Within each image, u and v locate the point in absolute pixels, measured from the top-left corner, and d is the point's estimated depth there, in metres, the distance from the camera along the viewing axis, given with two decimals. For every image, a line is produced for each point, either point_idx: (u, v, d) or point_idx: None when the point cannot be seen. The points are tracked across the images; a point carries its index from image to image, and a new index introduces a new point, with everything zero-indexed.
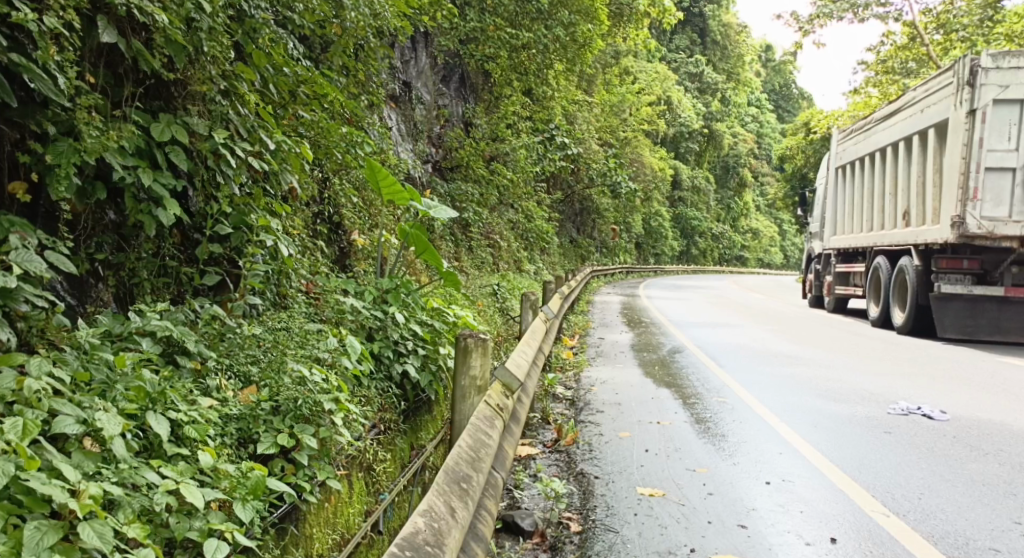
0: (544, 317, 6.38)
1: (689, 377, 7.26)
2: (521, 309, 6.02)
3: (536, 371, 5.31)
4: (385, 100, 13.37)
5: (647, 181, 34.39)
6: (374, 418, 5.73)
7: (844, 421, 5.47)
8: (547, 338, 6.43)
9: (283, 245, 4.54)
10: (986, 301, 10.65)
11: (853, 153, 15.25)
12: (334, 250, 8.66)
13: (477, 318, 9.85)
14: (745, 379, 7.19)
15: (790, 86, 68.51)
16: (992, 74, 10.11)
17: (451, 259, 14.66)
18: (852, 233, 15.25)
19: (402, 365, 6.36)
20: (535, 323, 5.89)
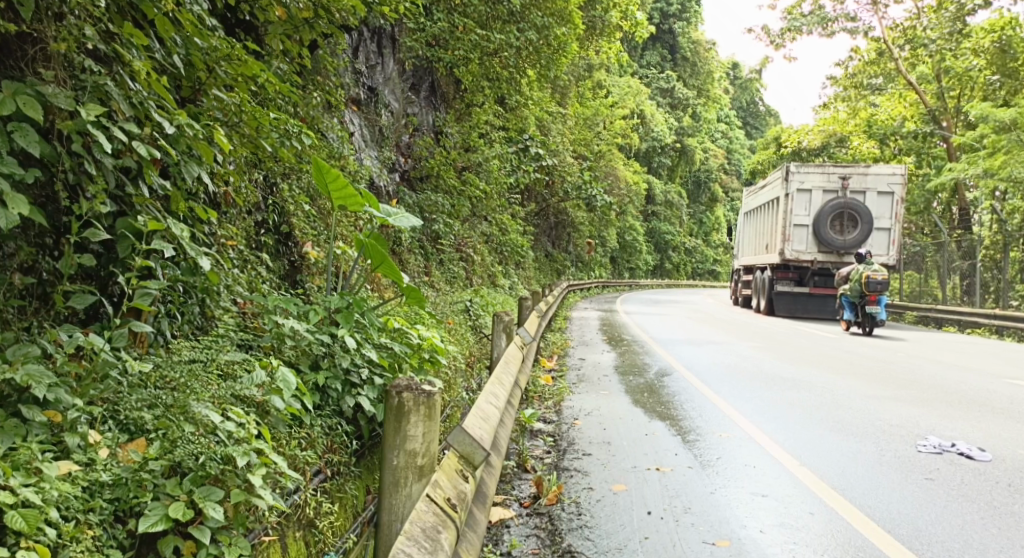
0: (519, 342, 5.45)
1: (684, 406, 6.39)
2: (492, 331, 5.11)
3: (513, 408, 4.43)
4: (346, 103, 12.53)
5: (623, 195, 33.81)
6: (319, 463, 4.83)
7: (874, 464, 4.64)
8: (523, 366, 5.50)
9: (179, 254, 3.61)
10: (802, 294, 18.29)
11: (751, 204, 22.62)
12: (283, 263, 7.69)
13: (446, 339, 9.00)
14: (747, 406, 6.38)
15: (759, 101, 68.88)
16: (796, 176, 17.86)
17: (420, 273, 13.76)
18: (751, 256, 22.32)
19: (355, 398, 5.45)
20: (510, 348, 5.02)
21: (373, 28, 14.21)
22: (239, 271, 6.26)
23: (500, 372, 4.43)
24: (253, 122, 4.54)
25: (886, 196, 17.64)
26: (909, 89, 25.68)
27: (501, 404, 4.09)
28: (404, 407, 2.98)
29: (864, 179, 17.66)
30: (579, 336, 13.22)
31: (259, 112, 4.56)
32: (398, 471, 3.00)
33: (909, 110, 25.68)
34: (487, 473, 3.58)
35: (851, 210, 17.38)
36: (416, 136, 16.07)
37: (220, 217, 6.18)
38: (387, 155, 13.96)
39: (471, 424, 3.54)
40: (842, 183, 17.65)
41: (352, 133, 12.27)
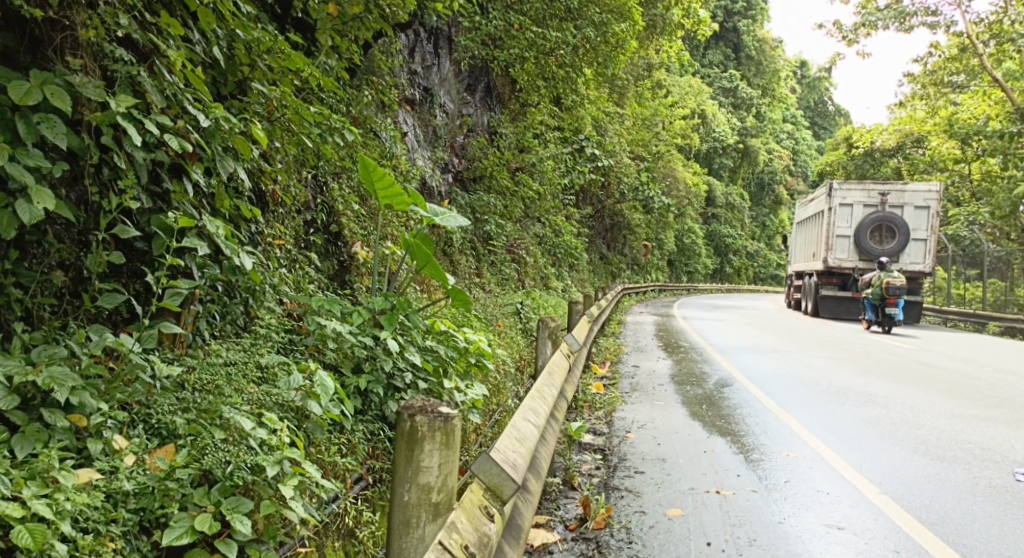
0: (568, 351, 5.19)
1: (744, 421, 6.06)
2: (537, 338, 4.87)
3: (557, 423, 4.19)
4: (401, 103, 12.49)
5: (682, 197, 33.14)
6: (359, 470, 4.70)
7: (961, 501, 4.23)
8: (572, 375, 5.23)
9: (210, 251, 3.50)
10: (846, 298, 19.03)
11: (799, 213, 23.08)
12: (332, 264, 7.60)
13: (494, 342, 8.82)
14: (813, 423, 6.00)
15: (826, 101, 66.84)
16: (837, 191, 18.46)
17: (472, 275, 13.61)
18: (799, 261, 22.89)
19: (397, 403, 5.31)
20: (555, 357, 4.77)
21: (430, 27, 14.14)
22: (284, 270, 6.19)
23: (544, 384, 4.19)
24: (295, 116, 4.46)
25: (925, 209, 18.05)
26: (992, 87, 24.38)
27: (543, 421, 3.84)
28: (418, 433, 2.73)
29: (903, 194, 18.12)
30: (633, 341, 12.87)
31: (300, 106, 4.46)
32: (410, 509, 2.76)
33: (993, 108, 24.49)
34: (522, 498, 3.34)
35: (889, 223, 17.87)
36: (470, 137, 15.97)
37: (266, 215, 6.12)
38: (439, 154, 13.85)
39: (504, 444, 3.30)
40: (882, 198, 18.17)
41: (405, 133, 12.19)
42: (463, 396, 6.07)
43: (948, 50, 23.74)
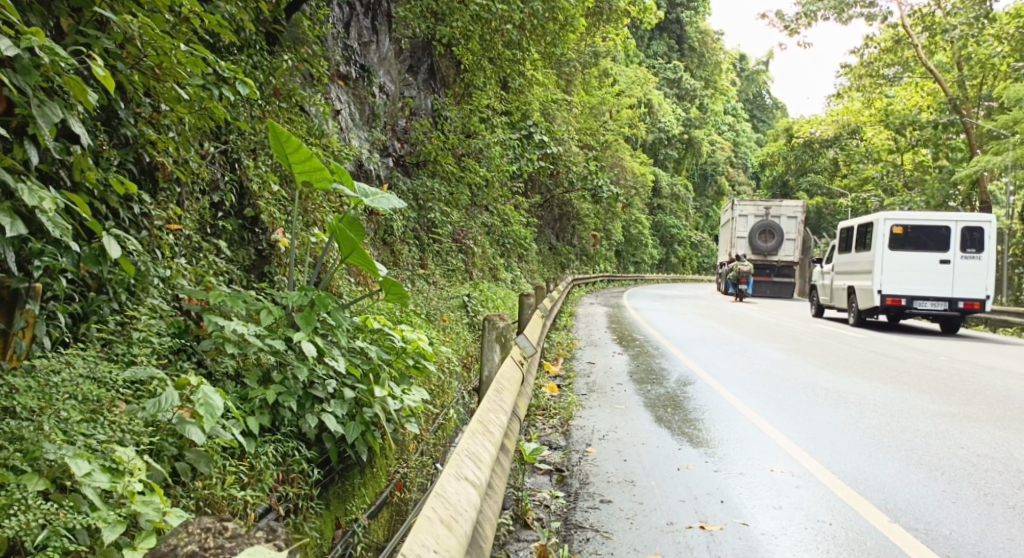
0: (520, 358, 4.36)
1: (719, 429, 5.30)
2: (483, 341, 4.06)
3: (509, 456, 3.27)
4: (333, 78, 11.46)
5: (628, 187, 32.70)
6: (267, 499, 4.00)
7: (992, 532, 3.48)
8: (525, 387, 4.39)
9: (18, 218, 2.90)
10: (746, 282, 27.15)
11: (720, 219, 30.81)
12: (247, 253, 6.71)
13: (436, 337, 8.06)
14: (794, 430, 5.29)
15: (764, 95, 67.51)
16: (738, 207, 26.99)
17: (415, 266, 12.80)
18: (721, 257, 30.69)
19: (318, 416, 4.54)
20: (507, 369, 3.90)
21: (365, 2, 13.23)
22: (182, 261, 5.30)
23: (490, 407, 3.27)
24: (162, 58, 3.98)
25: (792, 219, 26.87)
26: (924, 79, 24.43)
27: (490, 466, 2.88)
28: None
29: (782, 207, 26.48)
30: (586, 335, 12.12)
31: (168, 46, 3.96)
32: None
33: (928, 99, 24.88)
34: None
35: (772, 227, 26.30)
36: (413, 120, 15.08)
37: (157, 196, 5.20)
38: (378, 134, 12.89)
39: (421, 536, 2.11)
40: (767, 211, 26.67)
41: (338, 111, 11.22)
42: (394, 401, 5.29)
43: (882, 43, 23.63)
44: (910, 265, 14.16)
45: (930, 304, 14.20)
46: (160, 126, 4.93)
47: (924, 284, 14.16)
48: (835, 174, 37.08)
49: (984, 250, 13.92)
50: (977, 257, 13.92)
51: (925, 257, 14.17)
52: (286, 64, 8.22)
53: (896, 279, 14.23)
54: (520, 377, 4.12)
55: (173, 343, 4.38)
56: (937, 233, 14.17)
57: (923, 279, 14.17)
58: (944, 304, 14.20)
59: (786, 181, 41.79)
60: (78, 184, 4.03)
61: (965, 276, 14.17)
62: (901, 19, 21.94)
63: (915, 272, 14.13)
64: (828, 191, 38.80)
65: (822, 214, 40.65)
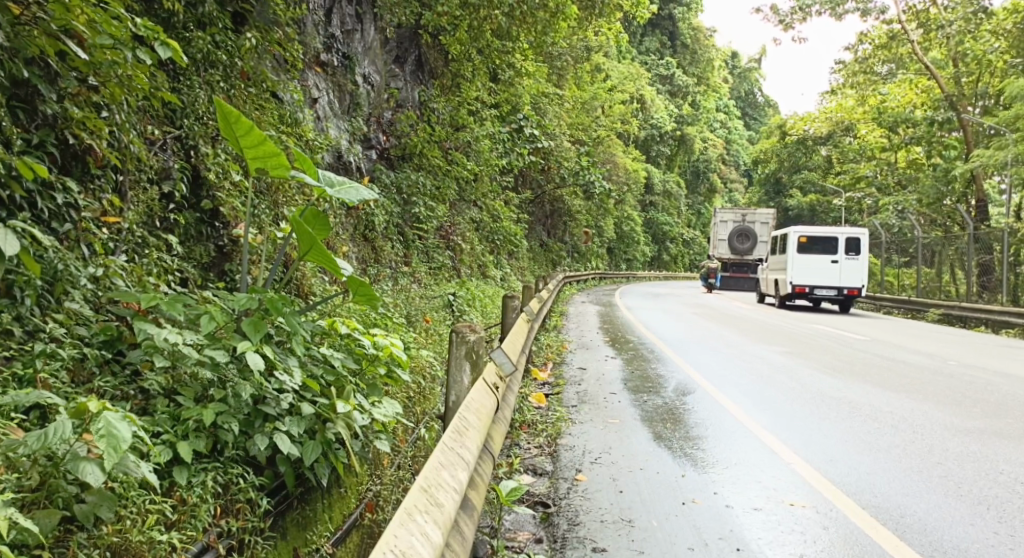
0: (492, 379, 3.69)
1: (725, 453, 4.66)
2: (451, 359, 3.47)
3: (468, 525, 2.60)
4: (311, 64, 10.79)
5: (621, 183, 32.11)
6: (206, 537, 3.42)
7: None
8: (498, 415, 3.72)
9: None
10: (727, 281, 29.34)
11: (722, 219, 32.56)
12: (205, 249, 6.09)
13: (415, 341, 7.49)
14: (811, 452, 4.73)
15: (756, 93, 67.08)
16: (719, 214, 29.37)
17: (399, 263, 12.25)
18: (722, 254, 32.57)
19: (269, 436, 3.97)
20: (473, 400, 3.25)
21: None
22: (121, 259, 4.71)
23: (443, 465, 2.59)
24: None
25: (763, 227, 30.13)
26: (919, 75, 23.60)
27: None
28: None
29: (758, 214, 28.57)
30: (577, 336, 11.51)
31: None
32: None
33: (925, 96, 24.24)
34: None
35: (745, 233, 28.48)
36: (399, 111, 14.39)
37: (87, 183, 4.60)
38: (359, 124, 12.18)
39: None
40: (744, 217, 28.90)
41: (315, 99, 10.55)
42: (361, 415, 4.72)
43: (875, 39, 22.79)
44: (808, 264, 18.64)
45: (825, 291, 18.62)
46: (86, 104, 4.40)
47: (820, 277, 18.64)
48: (831, 171, 36.53)
49: (860, 252, 18.41)
50: (856, 258, 18.39)
51: (820, 258, 18.65)
52: (254, 46, 7.61)
53: (799, 273, 18.65)
54: (493, 407, 3.48)
55: (97, 352, 3.81)
56: (830, 241, 18.60)
57: (820, 273, 18.63)
58: (834, 292, 18.68)
59: (779, 178, 41.27)
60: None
61: (850, 270, 18.66)
62: (898, 15, 21.35)
63: (814, 268, 18.60)
64: (823, 188, 38.28)
65: (815, 212, 40.11)
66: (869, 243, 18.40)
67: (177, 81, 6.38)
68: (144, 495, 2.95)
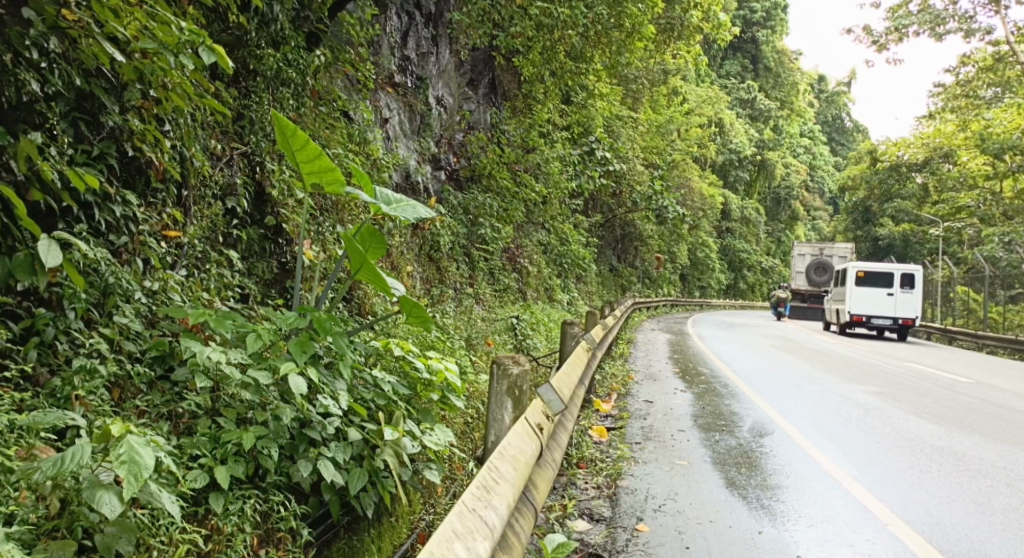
0: (538, 421, 3.43)
1: (795, 509, 4.26)
2: (492, 395, 3.27)
3: None
4: (383, 84, 10.84)
5: (696, 209, 31.44)
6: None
7: None
8: (545, 461, 3.45)
9: None
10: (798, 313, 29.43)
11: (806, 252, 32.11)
12: (268, 265, 6.02)
13: (474, 366, 7.27)
14: (899, 515, 4.28)
15: (843, 118, 64.86)
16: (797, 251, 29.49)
17: (464, 285, 12.15)
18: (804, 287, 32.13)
19: (312, 464, 3.81)
20: (509, 446, 3.01)
21: (426, 12, 12.77)
22: (180, 274, 4.65)
23: (462, 532, 2.33)
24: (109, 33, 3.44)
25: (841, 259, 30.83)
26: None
27: None
28: None
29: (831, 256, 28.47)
30: (645, 366, 11.10)
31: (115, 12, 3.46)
32: None
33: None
34: None
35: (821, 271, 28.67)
36: (470, 133, 14.35)
37: (148, 197, 4.56)
38: (428, 144, 12.10)
39: None
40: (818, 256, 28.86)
41: (387, 118, 10.59)
42: (411, 443, 4.50)
43: (979, 61, 21.53)
44: (867, 296, 20.51)
45: (882, 320, 20.56)
46: (148, 116, 4.35)
47: (878, 308, 20.56)
48: (923, 201, 34.78)
49: (915, 287, 20.21)
50: (911, 292, 20.20)
51: (877, 291, 20.55)
52: (325, 65, 7.61)
53: (859, 304, 20.56)
54: (534, 452, 3.22)
55: (145, 369, 3.71)
56: (886, 275, 20.45)
57: (878, 305, 20.53)
58: (890, 320, 20.60)
59: (866, 207, 39.59)
60: (30, 177, 3.52)
61: (904, 302, 20.57)
62: (1005, 35, 20.02)
63: (871, 300, 20.53)
64: (915, 218, 36.45)
65: (909, 243, 38.15)
66: (923, 279, 20.22)
67: (247, 96, 6.38)
68: (172, 526, 2.82)
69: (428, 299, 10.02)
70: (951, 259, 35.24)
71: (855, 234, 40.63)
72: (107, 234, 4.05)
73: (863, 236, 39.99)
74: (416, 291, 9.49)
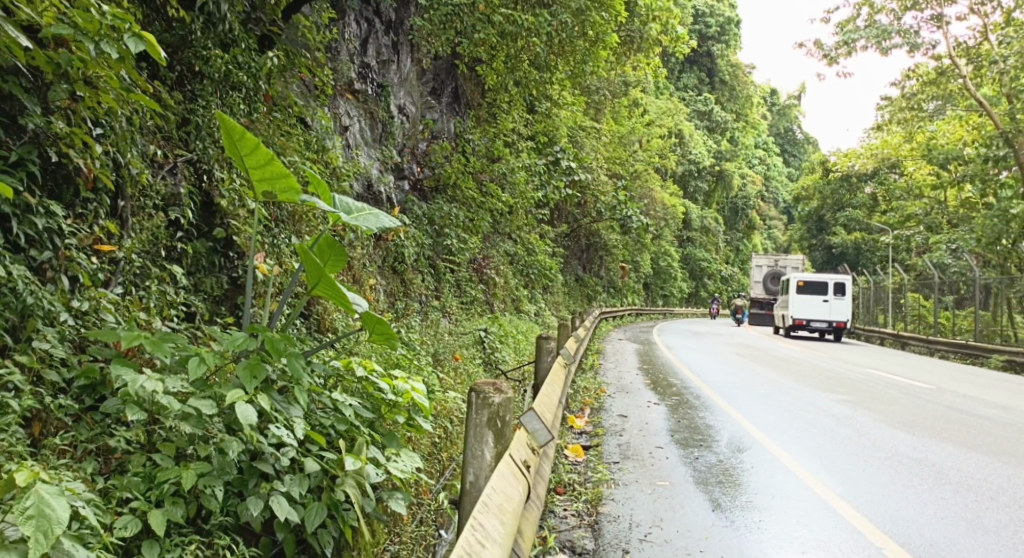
0: (520, 454, 3.10)
1: (791, 534, 3.99)
2: (470, 427, 2.94)
3: None
4: (342, 92, 10.45)
5: (659, 219, 31.50)
6: None
7: None
8: (527, 497, 3.13)
9: None
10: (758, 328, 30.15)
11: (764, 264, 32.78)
12: (218, 281, 5.61)
13: (442, 383, 6.90)
14: (900, 537, 4.00)
15: (796, 129, 65.99)
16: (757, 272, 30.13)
17: (429, 297, 11.80)
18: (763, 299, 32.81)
19: (263, 500, 3.44)
20: (493, 493, 2.61)
21: (386, 19, 12.40)
22: (115, 292, 4.25)
23: None
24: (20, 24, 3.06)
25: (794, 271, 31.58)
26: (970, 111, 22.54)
27: None
28: None
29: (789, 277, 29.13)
30: (616, 378, 10.82)
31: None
32: None
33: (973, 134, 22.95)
34: None
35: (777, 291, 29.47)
36: (434, 142, 14.01)
37: (79, 208, 4.16)
38: (392, 152, 11.69)
39: None
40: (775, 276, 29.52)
41: (346, 126, 10.21)
42: (375, 472, 4.15)
43: (923, 75, 21.75)
44: (806, 302, 23.22)
45: (819, 323, 23.18)
46: (76, 119, 3.96)
47: (816, 313, 23.24)
48: (875, 210, 35.40)
49: (846, 293, 22.85)
50: (843, 298, 22.95)
51: (814, 298, 23.29)
52: (279, 69, 7.22)
53: (799, 309, 23.24)
54: (517, 495, 2.85)
55: (71, 400, 3.32)
56: (822, 284, 23.11)
57: (815, 310, 23.21)
58: (827, 323, 23.22)
59: (822, 216, 40.17)
60: None
61: (839, 307, 23.22)
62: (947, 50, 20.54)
63: (810, 305, 23.21)
64: (869, 226, 37.08)
65: (861, 250, 38.87)
66: (853, 286, 22.85)
67: (193, 100, 5.96)
68: None
69: (392, 313, 9.65)
70: (904, 266, 35.89)
71: (812, 242, 41.17)
72: (28, 249, 3.64)
73: (817, 245, 40.57)
74: (378, 305, 9.08)
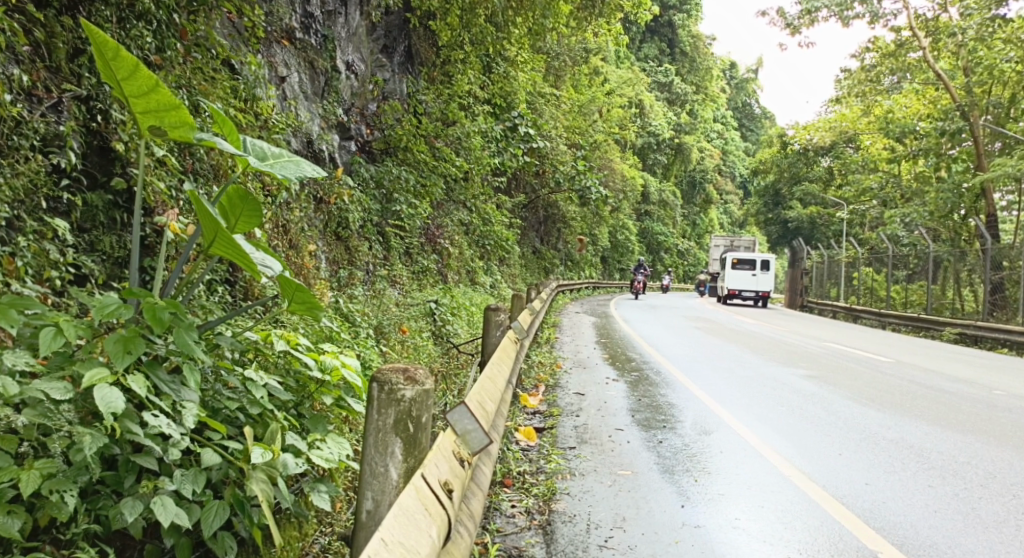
0: (440, 474, 2.46)
1: (765, 536, 3.46)
2: (372, 435, 2.31)
3: None
4: (279, 40, 9.58)
5: (618, 191, 30.97)
6: None
7: None
8: (455, 519, 2.51)
9: None
10: None
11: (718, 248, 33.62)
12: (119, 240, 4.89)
13: (382, 359, 6.27)
14: (893, 537, 3.49)
15: (754, 105, 66.00)
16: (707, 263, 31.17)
17: (378, 267, 11.11)
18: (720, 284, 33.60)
19: (138, 501, 2.78)
20: (388, 547, 1.96)
21: None
22: None
23: None
24: None
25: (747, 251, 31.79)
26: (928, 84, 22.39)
27: None
28: None
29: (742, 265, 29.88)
30: (573, 353, 10.29)
31: None
32: None
33: (931, 107, 22.98)
34: None
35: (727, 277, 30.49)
36: (384, 103, 13.18)
37: None
38: (334, 109, 10.89)
39: None
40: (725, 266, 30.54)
41: (282, 77, 9.38)
42: (293, 462, 3.48)
43: (881, 48, 21.58)
44: (734, 275, 25.59)
45: (746, 294, 25.59)
46: None
47: (745, 284, 25.61)
48: (830, 183, 35.53)
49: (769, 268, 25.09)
50: (767, 272, 25.14)
51: (744, 272, 25.54)
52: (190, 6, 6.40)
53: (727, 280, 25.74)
54: (433, 528, 2.22)
55: None
56: (750, 260, 25.40)
57: (744, 282, 25.59)
58: (753, 294, 25.56)
59: (778, 191, 40.16)
60: None
61: (765, 279, 25.46)
62: (908, 22, 20.30)
63: (738, 277, 25.60)
64: (823, 200, 37.24)
65: (816, 224, 39.02)
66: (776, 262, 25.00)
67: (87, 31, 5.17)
68: None
69: (334, 283, 8.92)
70: (858, 241, 36.15)
71: (769, 216, 41.16)
72: None
73: (774, 219, 40.62)
74: (319, 273, 8.30)
